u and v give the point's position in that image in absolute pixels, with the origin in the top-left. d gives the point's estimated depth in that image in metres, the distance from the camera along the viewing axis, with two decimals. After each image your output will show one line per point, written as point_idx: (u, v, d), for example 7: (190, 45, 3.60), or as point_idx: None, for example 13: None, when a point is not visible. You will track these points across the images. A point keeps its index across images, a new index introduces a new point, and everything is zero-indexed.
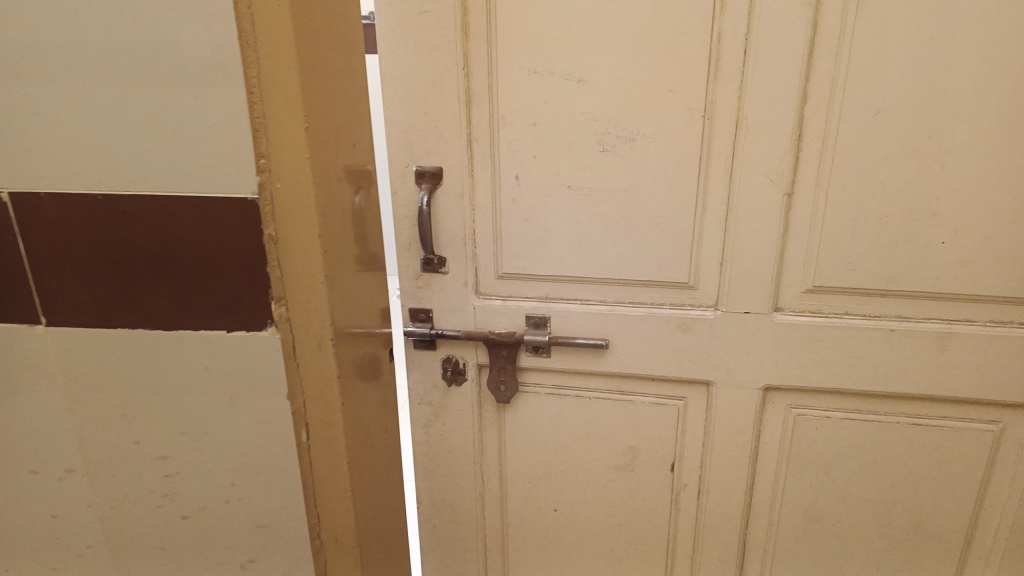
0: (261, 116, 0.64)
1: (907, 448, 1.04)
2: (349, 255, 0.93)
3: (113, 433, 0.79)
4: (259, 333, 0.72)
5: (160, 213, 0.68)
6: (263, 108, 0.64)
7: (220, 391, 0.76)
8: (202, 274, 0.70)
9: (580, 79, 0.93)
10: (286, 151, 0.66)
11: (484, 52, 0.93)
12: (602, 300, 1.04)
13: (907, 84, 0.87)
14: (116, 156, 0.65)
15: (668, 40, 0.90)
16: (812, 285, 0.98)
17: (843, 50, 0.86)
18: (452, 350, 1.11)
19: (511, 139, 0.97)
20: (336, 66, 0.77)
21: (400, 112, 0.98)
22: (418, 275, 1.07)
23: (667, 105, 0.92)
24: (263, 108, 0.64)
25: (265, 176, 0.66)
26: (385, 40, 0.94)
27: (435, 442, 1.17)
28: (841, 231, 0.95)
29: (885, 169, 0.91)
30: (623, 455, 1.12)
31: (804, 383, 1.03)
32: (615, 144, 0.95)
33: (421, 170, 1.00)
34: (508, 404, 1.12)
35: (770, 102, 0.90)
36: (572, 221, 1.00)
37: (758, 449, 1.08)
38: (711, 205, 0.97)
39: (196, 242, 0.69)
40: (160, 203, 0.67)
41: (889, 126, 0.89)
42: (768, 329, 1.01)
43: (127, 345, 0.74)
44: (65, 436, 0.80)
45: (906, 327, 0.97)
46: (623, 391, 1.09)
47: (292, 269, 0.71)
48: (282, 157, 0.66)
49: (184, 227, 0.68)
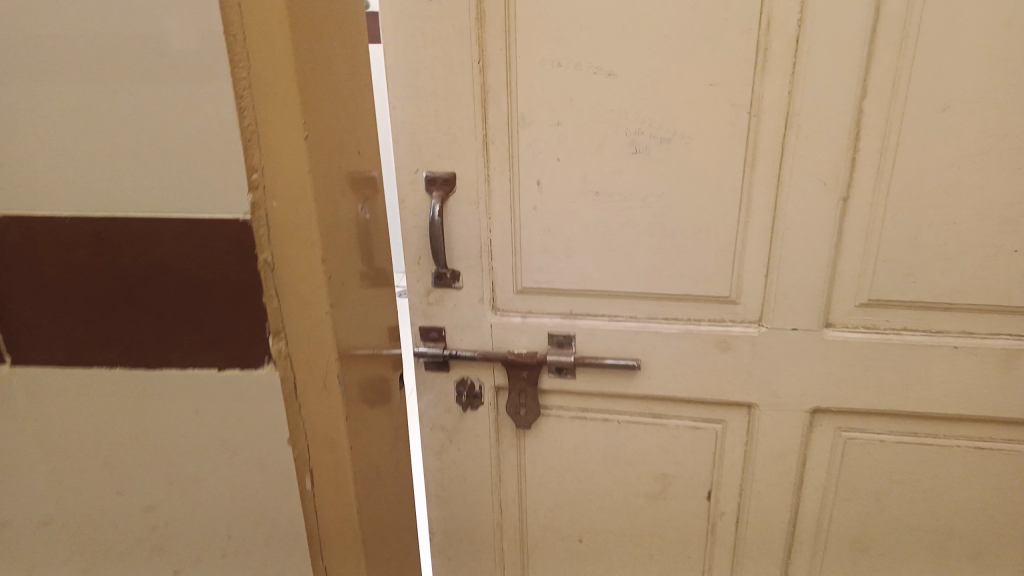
0: (252, 122, 0.52)
1: (968, 474, 0.95)
2: (355, 274, 0.83)
3: (85, 495, 0.67)
4: (254, 372, 0.60)
5: (137, 236, 0.55)
6: (254, 113, 0.52)
7: (213, 439, 0.64)
8: (188, 304, 0.58)
9: (610, 74, 0.83)
10: (283, 162, 0.55)
11: (501, 44, 0.83)
12: (633, 316, 0.95)
13: (981, 76, 0.76)
14: (76, 172, 0.53)
15: (711, 28, 0.79)
16: (868, 299, 0.88)
17: (910, 38, 0.76)
18: (467, 371, 1.01)
19: (531, 141, 0.87)
20: (338, 65, 0.67)
21: (408, 112, 0.87)
22: (429, 290, 0.97)
23: (708, 102, 0.82)
24: (255, 113, 0.52)
25: (258, 192, 0.54)
26: (391, 32, 0.84)
27: (449, 470, 1.07)
28: (901, 240, 0.85)
29: (954, 172, 0.81)
30: (655, 482, 1.03)
31: (856, 405, 0.94)
32: (649, 145, 0.85)
33: (431, 176, 0.90)
34: (528, 429, 1.03)
35: (826, 97, 0.80)
36: (600, 231, 0.91)
37: (802, 475, 0.99)
38: (756, 212, 0.87)
39: (179, 267, 0.56)
40: (134, 223, 0.55)
41: (960, 124, 0.79)
42: (817, 347, 0.91)
43: (101, 391, 0.62)
44: (28, 500, 0.67)
45: (971, 345, 0.88)
46: (655, 413, 1.00)
47: (293, 300, 0.60)
48: (279, 169, 0.55)
49: (163, 249, 0.56)
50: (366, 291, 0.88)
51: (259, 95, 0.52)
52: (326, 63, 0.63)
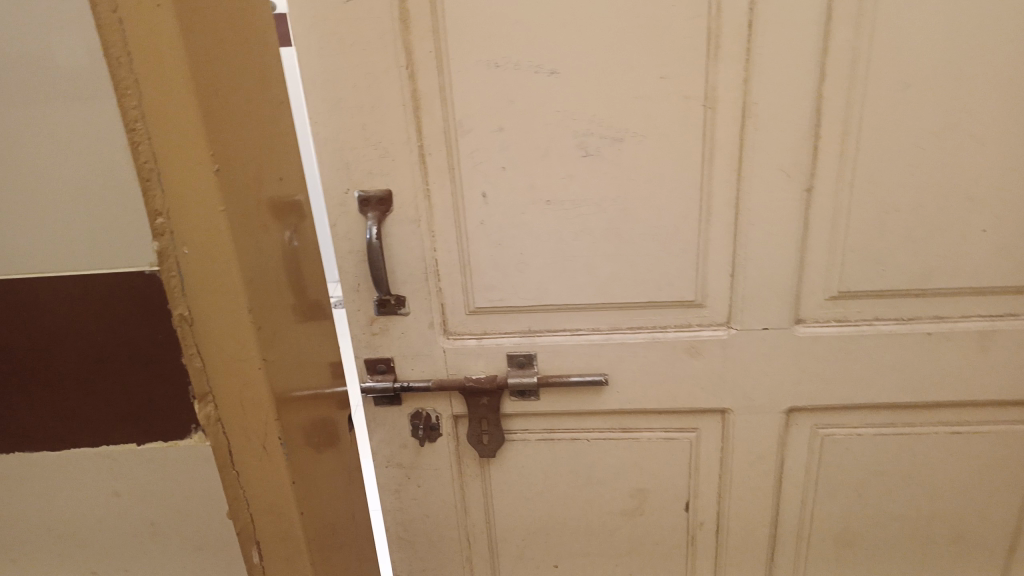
0: (149, 158, 0.44)
1: (946, 458, 0.93)
2: (287, 313, 0.74)
3: None
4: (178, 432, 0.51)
5: (28, 306, 0.47)
6: (148, 148, 0.43)
7: (139, 522, 0.55)
8: (96, 373, 0.49)
9: (552, 72, 0.76)
10: (190, 205, 0.45)
11: (431, 46, 0.76)
12: (595, 328, 0.89)
13: (939, 51, 0.73)
14: None
15: (656, 16, 0.73)
16: (838, 291, 0.84)
17: (866, 16, 0.72)
18: (421, 403, 0.93)
19: (472, 150, 0.80)
20: (248, 84, 0.58)
21: (332, 128, 0.79)
22: (372, 320, 0.88)
23: (659, 95, 0.76)
24: (149, 148, 0.43)
25: (164, 239, 0.46)
26: (304, 40, 0.75)
27: (411, 509, 0.99)
28: (868, 227, 0.81)
29: (917, 153, 0.77)
30: (630, 499, 0.98)
31: (831, 401, 0.90)
32: (599, 146, 0.79)
33: (365, 196, 0.82)
34: (493, 457, 0.96)
35: (782, 83, 0.75)
36: (554, 241, 0.84)
37: (781, 476, 0.95)
38: (717, 209, 0.81)
39: (77, 332, 0.48)
40: (20, 291, 0.46)
41: (921, 103, 0.75)
42: (789, 344, 0.87)
43: (7, 482, 0.53)
44: None
45: (943, 329, 0.85)
46: (626, 428, 0.94)
47: (216, 361, 0.50)
48: (186, 212, 0.45)
49: (58, 315, 0.47)
50: (301, 329, 0.79)
51: (152, 128, 0.43)
52: (233, 83, 0.55)
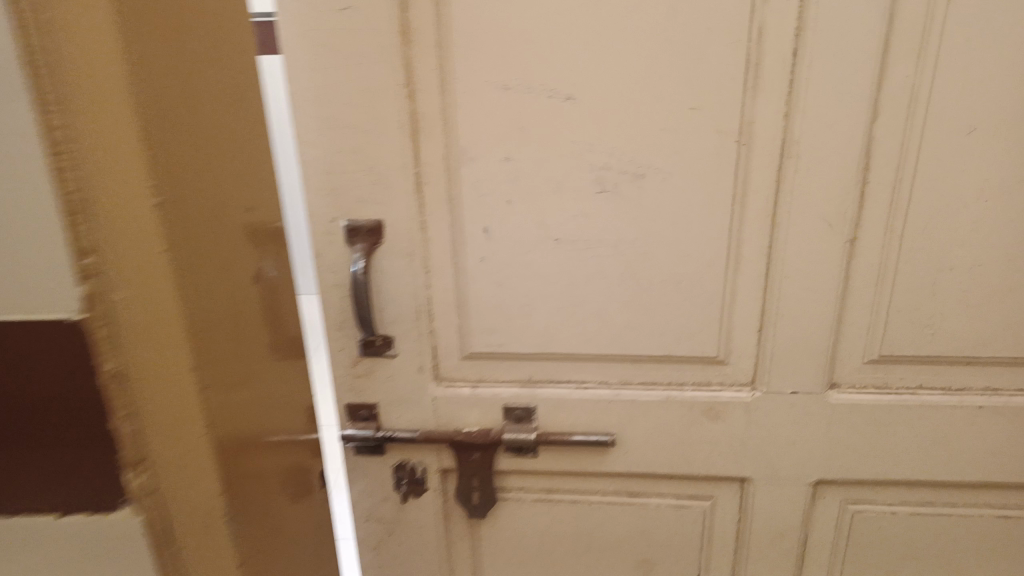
0: (80, 168, 0.31)
1: (990, 545, 0.83)
2: (265, 352, 0.66)
3: None
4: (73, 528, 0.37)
5: None
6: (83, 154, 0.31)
7: None
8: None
9: (569, 97, 0.67)
10: (120, 223, 0.34)
11: (433, 62, 0.67)
12: (605, 382, 0.79)
13: (1012, 93, 0.63)
14: None
15: (691, 40, 0.64)
16: (879, 355, 0.75)
17: (930, 50, 0.63)
18: (407, 454, 0.84)
19: (475, 180, 0.71)
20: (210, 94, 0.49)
21: (319, 149, 0.70)
22: (355, 361, 0.79)
23: (689, 128, 0.67)
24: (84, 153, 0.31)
25: (96, 280, 0.32)
26: (291, 49, 0.66)
27: (391, 568, 0.90)
28: (918, 287, 0.71)
29: (979, 207, 0.68)
30: (634, 569, 0.88)
31: (865, 476, 0.80)
32: (618, 182, 0.70)
33: (352, 225, 0.72)
34: (483, 518, 0.86)
35: (830, 122, 0.66)
36: (563, 284, 0.75)
37: (803, 554, 0.85)
38: (748, 258, 0.72)
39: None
40: None
41: (987, 151, 0.66)
42: (821, 412, 0.77)
43: None
44: None
45: (995, 404, 0.75)
46: (633, 492, 0.85)
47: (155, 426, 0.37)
48: (117, 233, 0.34)
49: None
50: (281, 368, 0.70)
51: (84, 126, 0.31)
52: (190, 96, 0.45)
